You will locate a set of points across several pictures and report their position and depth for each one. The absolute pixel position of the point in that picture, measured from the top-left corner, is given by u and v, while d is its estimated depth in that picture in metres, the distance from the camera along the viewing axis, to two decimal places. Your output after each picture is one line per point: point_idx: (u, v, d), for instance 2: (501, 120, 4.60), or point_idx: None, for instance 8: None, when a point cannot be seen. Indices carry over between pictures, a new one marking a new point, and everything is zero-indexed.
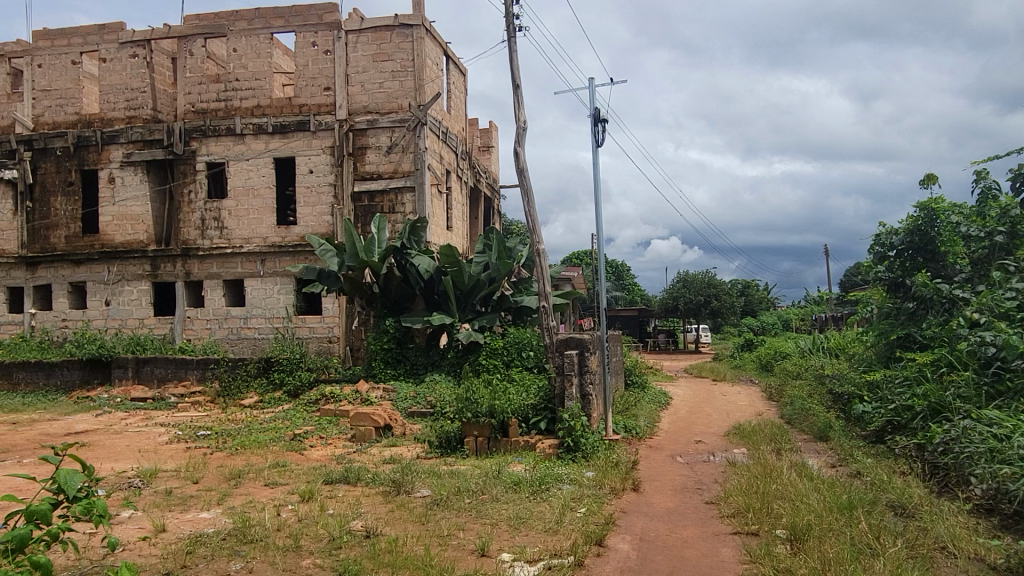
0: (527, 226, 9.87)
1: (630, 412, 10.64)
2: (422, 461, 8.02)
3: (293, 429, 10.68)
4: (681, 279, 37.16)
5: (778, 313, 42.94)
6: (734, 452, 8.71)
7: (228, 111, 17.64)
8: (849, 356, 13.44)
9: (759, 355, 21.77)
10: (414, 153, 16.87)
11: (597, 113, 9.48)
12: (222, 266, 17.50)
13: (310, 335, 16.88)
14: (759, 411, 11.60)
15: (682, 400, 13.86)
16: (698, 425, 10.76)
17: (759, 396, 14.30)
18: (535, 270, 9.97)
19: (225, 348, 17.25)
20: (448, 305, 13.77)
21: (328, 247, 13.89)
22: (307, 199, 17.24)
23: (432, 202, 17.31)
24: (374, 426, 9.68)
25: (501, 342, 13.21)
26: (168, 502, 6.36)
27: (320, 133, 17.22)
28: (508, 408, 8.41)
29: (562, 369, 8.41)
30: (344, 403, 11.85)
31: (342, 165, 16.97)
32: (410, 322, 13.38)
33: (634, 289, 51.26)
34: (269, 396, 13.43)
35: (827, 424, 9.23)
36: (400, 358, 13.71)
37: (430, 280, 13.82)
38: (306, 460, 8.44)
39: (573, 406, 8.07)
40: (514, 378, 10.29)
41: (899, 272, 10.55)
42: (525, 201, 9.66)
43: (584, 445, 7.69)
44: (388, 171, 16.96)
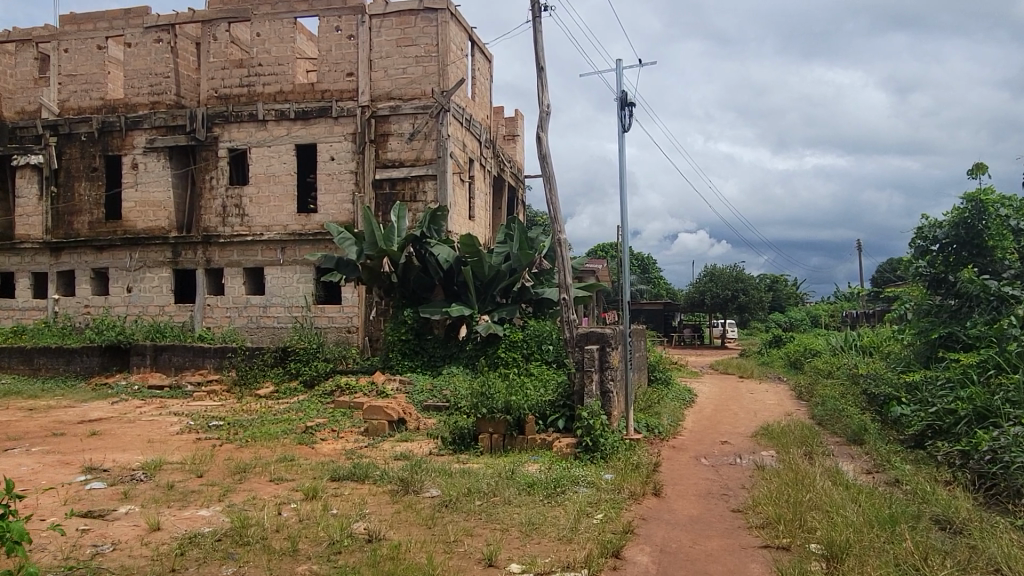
0: (548, 215, 9.50)
1: (653, 410, 10.24)
2: (434, 458, 7.72)
3: (306, 421, 10.47)
4: (708, 273, 36.51)
5: (807, 309, 42.05)
6: (762, 454, 8.27)
7: (250, 96, 17.47)
8: (884, 355, 12.88)
9: (788, 352, 21.17)
10: (436, 140, 16.53)
11: (624, 96, 9.06)
12: (242, 254, 17.36)
13: (329, 325, 16.69)
14: (788, 411, 11.12)
15: (707, 397, 13.39)
16: (724, 425, 10.32)
17: (788, 395, 13.79)
18: (557, 261, 9.56)
19: (244, 337, 17.13)
20: (468, 296, 13.43)
21: (347, 235, 13.67)
22: (328, 187, 17.00)
23: (454, 190, 16.97)
24: (387, 419, 9.41)
25: (521, 334, 12.75)
26: (168, 497, 6.12)
27: (342, 120, 16.96)
28: (525, 404, 8.08)
29: (581, 364, 8.04)
30: (359, 395, 11.60)
31: (364, 152, 16.71)
32: (428, 313, 13.10)
33: (661, 283, 50.57)
34: (285, 387, 13.25)
35: (862, 427, 8.74)
36: (418, 350, 13.47)
37: (449, 270, 13.50)
38: (316, 454, 8.18)
39: (593, 403, 7.70)
40: (532, 372, 9.95)
41: (941, 267, 10.01)
42: (547, 188, 9.26)
43: (603, 445, 7.32)
44: (410, 159, 16.66)
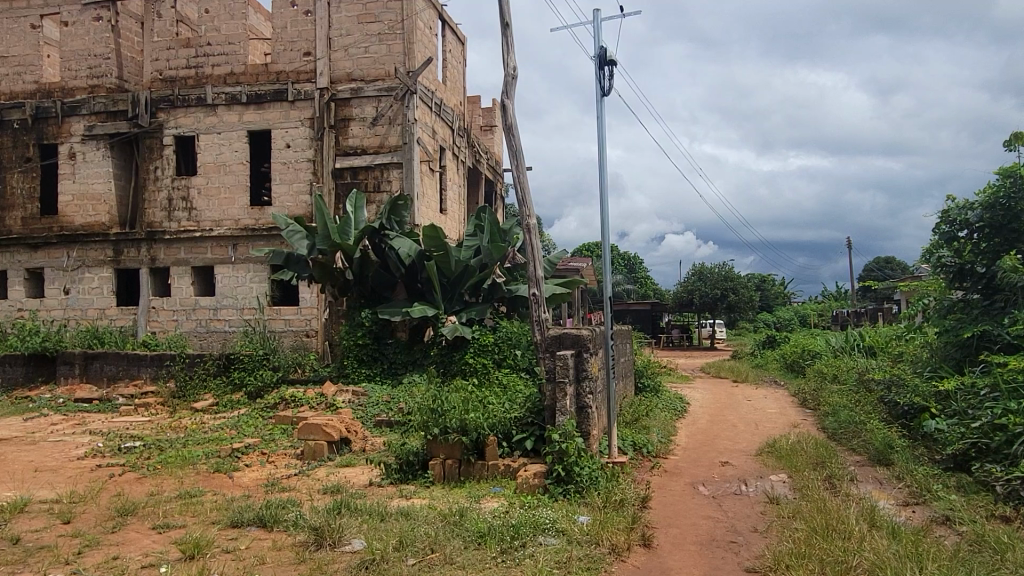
0: (517, 196, 8.04)
1: (641, 424, 8.83)
2: (372, 494, 6.28)
3: (238, 440, 8.98)
4: (696, 272, 35.26)
5: (797, 308, 40.92)
6: (772, 480, 6.87)
7: (198, 79, 15.92)
8: (899, 357, 11.56)
9: (783, 354, 19.87)
10: (401, 125, 15.07)
11: (603, 54, 7.66)
12: (190, 252, 15.80)
13: (286, 328, 15.16)
14: (795, 423, 9.77)
15: (701, 406, 12.03)
16: (723, 440, 8.94)
17: (789, 402, 12.46)
18: (526, 252, 7.99)
19: (192, 343, 15.56)
20: (432, 295, 11.99)
21: (296, 227, 12.20)
22: (283, 177, 15.47)
23: (422, 180, 15.48)
24: (327, 440, 7.94)
25: (491, 336, 11.41)
26: (1, 558, 4.62)
27: (298, 103, 15.43)
28: (484, 424, 6.63)
29: (552, 375, 6.60)
30: (304, 409, 10.11)
31: (322, 139, 15.21)
32: (388, 314, 11.62)
33: (647, 283, 49.27)
34: (226, 399, 11.74)
35: (888, 445, 7.37)
36: (377, 356, 11.96)
37: (412, 266, 12.07)
38: (232, 487, 6.71)
39: (566, 422, 6.28)
40: (498, 382, 8.52)
41: (969, 256, 8.71)
42: (514, 164, 7.83)
43: (579, 476, 5.89)
44: (373, 146, 15.17)
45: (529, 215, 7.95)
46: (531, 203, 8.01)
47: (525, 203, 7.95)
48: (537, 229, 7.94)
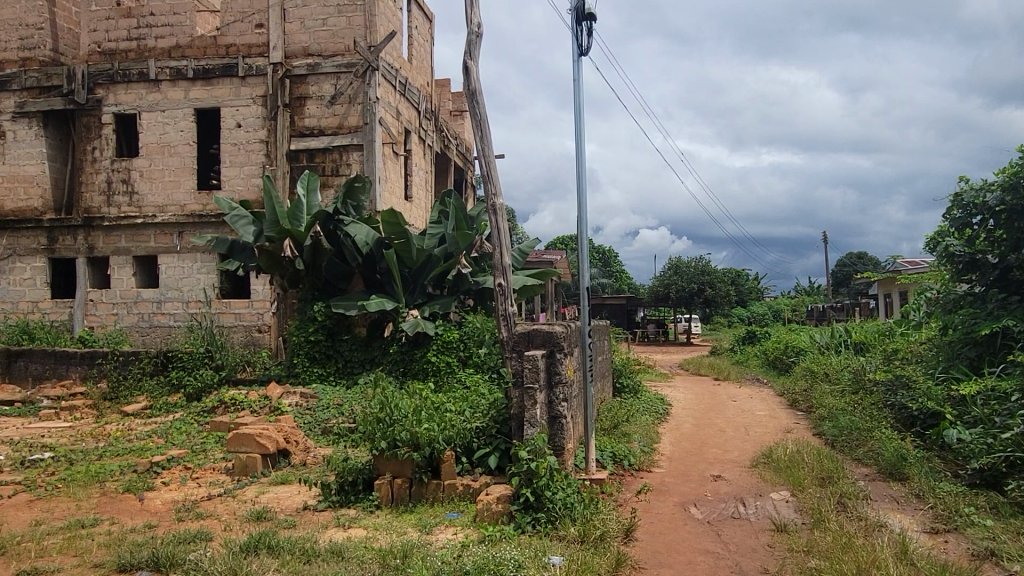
0: (481, 173, 7.02)
1: (621, 431, 7.91)
2: (305, 523, 5.25)
3: (164, 449, 7.88)
4: (672, 266, 34.55)
5: (772, 304, 40.51)
6: (774, 501, 5.96)
7: (141, 52, 14.63)
8: (896, 356, 10.79)
9: (764, 351, 19.15)
10: (362, 104, 13.96)
11: (579, 8, 6.68)
12: (132, 240, 14.52)
13: (236, 323, 13.98)
14: (788, 428, 8.93)
15: (683, 407, 11.17)
16: (712, 449, 8.05)
17: (777, 403, 11.65)
18: (491, 235, 6.96)
19: (133, 339, 14.31)
20: (392, 287, 10.92)
21: (242, 212, 11.06)
22: (234, 159, 14.26)
23: (384, 163, 14.36)
24: (262, 453, 6.86)
25: (457, 332, 10.43)
26: None
27: (250, 80, 14.23)
28: (439, 437, 5.60)
29: (520, 380, 5.58)
30: (244, 413, 9.01)
31: (276, 118, 14.02)
32: (343, 308, 10.53)
33: (622, 277, 48.58)
34: (161, 401, 10.58)
35: (902, 458, 6.55)
36: (331, 354, 10.86)
37: (370, 256, 11.00)
38: (138, 513, 5.62)
39: (537, 436, 5.30)
40: (460, 386, 7.52)
41: (980, 245, 8.01)
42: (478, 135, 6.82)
43: (552, 503, 4.91)
44: (331, 126, 14.02)
45: (496, 193, 6.92)
46: (498, 180, 7.00)
47: (492, 180, 6.94)
48: (505, 210, 6.92)
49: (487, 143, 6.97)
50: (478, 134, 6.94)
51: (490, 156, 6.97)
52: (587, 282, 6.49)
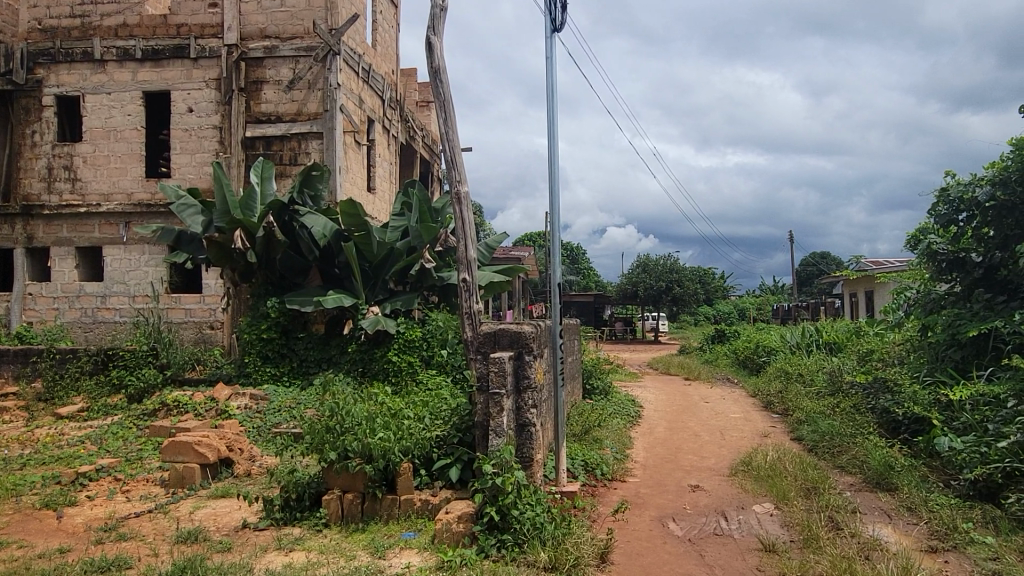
0: (445, 159, 6.48)
1: (592, 437, 7.47)
2: (241, 545, 4.67)
3: (95, 458, 7.20)
4: (640, 264, 34.34)
5: (738, 303, 40.63)
6: (757, 514, 5.54)
7: (85, 30, 13.74)
8: (871, 358, 10.52)
9: (733, 350, 18.94)
10: (322, 90, 13.30)
11: None
12: (74, 230, 13.66)
13: (186, 319, 13.23)
14: (764, 433, 8.59)
15: (655, 409, 10.79)
16: (687, 455, 7.66)
17: (750, 405, 11.34)
18: (455, 226, 6.42)
19: (75, 336, 13.45)
20: (352, 282, 10.30)
21: (190, 200, 10.35)
22: (185, 145, 13.48)
23: (345, 153, 13.72)
24: (200, 463, 6.25)
25: (419, 330, 9.88)
26: None
27: (203, 62, 13.47)
28: (395, 448, 5.05)
29: (485, 384, 5.06)
30: (187, 417, 8.35)
31: (230, 103, 13.28)
32: (298, 304, 9.90)
33: (589, 275, 48.32)
34: (99, 403, 9.84)
35: (889, 467, 6.20)
36: (285, 353, 10.21)
37: (327, 249, 10.36)
38: (51, 535, 4.98)
39: (503, 447, 4.78)
40: (420, 390, 6.98)
41: (963, 244, 7.74)
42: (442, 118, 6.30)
43: (519, 523, 4.41)
44: (290, 113, 13.33)
45: (460, 181, 6.39)
46: (464, 166, 6.47)
47: (457, 167, 6.40)
48: (470, 199, 6.39)
49: (451, 126, 6.44)
50: (442, 116, 6.41)
51: (454, 142, 6.45)
52: (558, 278, 6.00)
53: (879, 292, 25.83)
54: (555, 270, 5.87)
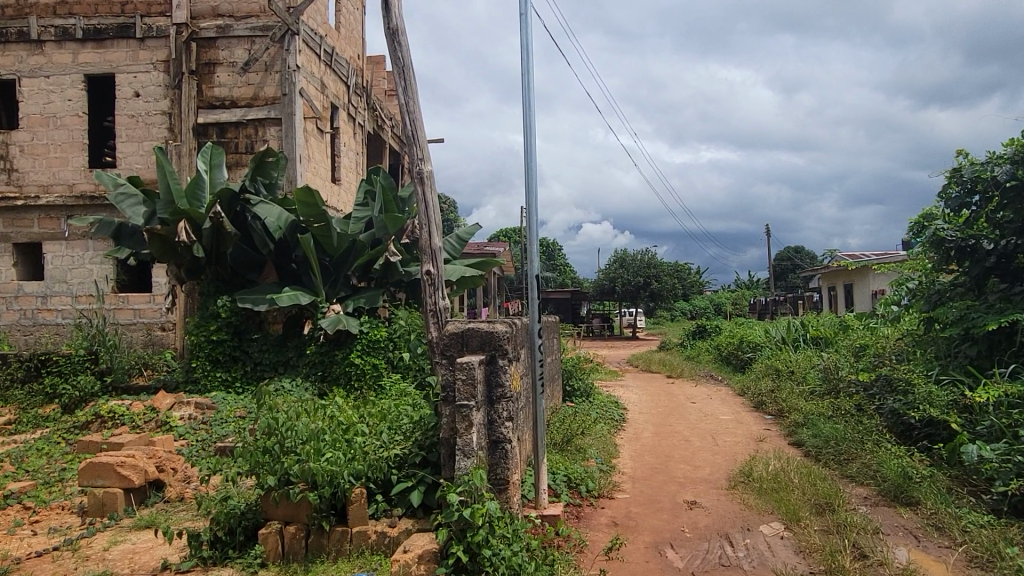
0: (405, 135, 5.67)
1: (575, 446, 6.74)
2: None
3: (8, 480, 6.27)
4: (618, 259, 33.75)
5: (715, 297, 40.25)
6: (766, 537, 4.84)
7: (20, 8, 12.67)
8: (867, 354, 9.91)
9: (715, 346, 18.36)
10: (280, 73, 12.41)
11: None
12: (12, 225, 12.61)
13: (135, 320, 12.25)
14: (761, 438, 7.92)
15: (640, 411, 10.10)
16: (680, 464, 6.96)
17: (739, 405, 10.71)
18: (418, 211, 5.63)
19: (13, 340, 12.33)
20: (310, 278, 9.42)
21: (130, 190, 9.42)
22: (131, 132, 12.48)
23: (307, 140, 12.84)
24: (124, 488, 5.38)
25: (385, 330, 9.06)
26: None
27: (150, 43, 12.49)
28: (345, 471, 4.23)
29: (451, 394, 4.28)
30: (122, 430, 7.44)
31: (179, 86, 12.32)
32: (251, 303, 9.01)
33: (566, 271, 47.64)
34: (29, 415, 8.89)
35: (908, 477, 5.54)
36: (237, 356, 9.32)
37: (283, 241, 9.48)
38: None
39: (474, 469, 4.00)
40: (382, 398, 6.19)
41: (972, 231, 7.18)
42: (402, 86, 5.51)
43: (492, 565, 3.65)
44: (245, 97, 12.42)
45: (423, 159, 5.60)
46: (427, 141, 5.70)
47: (420, 142, 5.62)
48: (434, 179, 5.60)
49: (412, 97, 5.65)
50: (402, 84, 5.61)
51: (416, 113, 5.66)
52: (535, 269, 5.24)
53: (860, 288, 25.41)
54: (532, 259, 5.11)
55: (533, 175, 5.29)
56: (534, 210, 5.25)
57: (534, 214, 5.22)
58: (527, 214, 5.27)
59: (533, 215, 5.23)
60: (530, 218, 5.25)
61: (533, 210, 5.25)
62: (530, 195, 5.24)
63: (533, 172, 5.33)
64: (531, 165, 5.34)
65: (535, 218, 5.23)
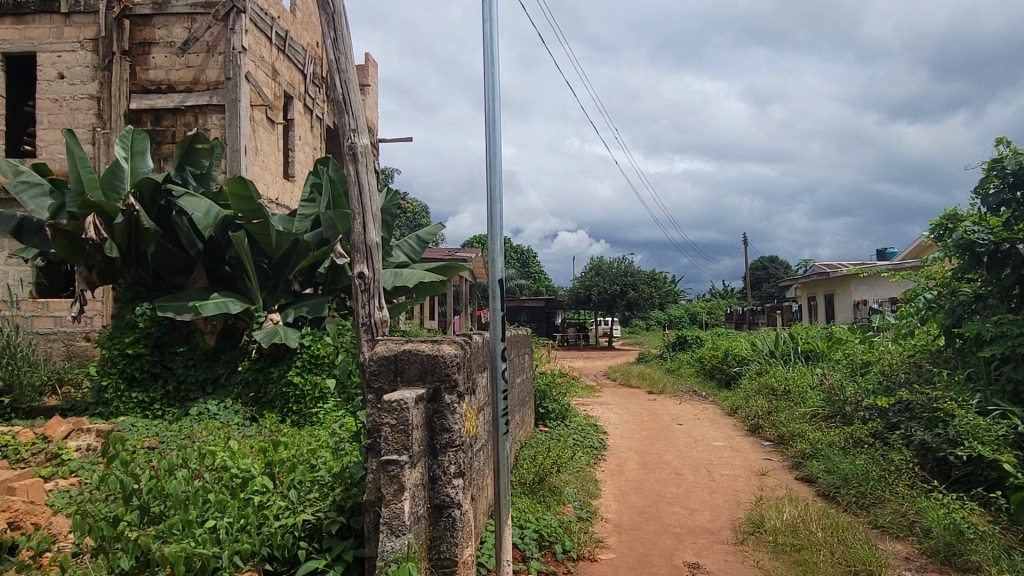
0: (336, 101, 4.53)
1: (549, 488, 5.59)
2: None
3: None
4: (594, 267, 32.85)
5: (692, 307, 39.54)
6: None
7: None
8: (872, 373, 8.94)
9: (697, 358, 17.40)
10: (224, 55, 11.16)
11: None
12: None
13: (54, 330, 10.77)
14: (763, 472, 6.87)
15: (622, 434, 9.01)
16: (674, 506, 5.86)
17: (731, 427, 9.67)
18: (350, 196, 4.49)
19: None
20: (245, 283, 8.17)
21: (33, 178, 8.10)
22: (53, 118, 11.10)
23: (255, 130, 11.58)
24: None
25: (329, 342, 7.83)
26: None
27: (77, 19, 11.16)
28: (227, 553, 3.01)
29: (376, 444, 3.06)
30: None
31: (109, 67, 11.00)
32: (173, 312, 7.72)
33: (540, 280, 46.71)
34: None
35: (960, 532, 4.50)
36: (158, 373, 8.00)
37: (213, 240, 8.19)
38: None
39: (407, 553, 2.81)
40: (321, 431, 4.98)
41: (1006, 235, 6.40)
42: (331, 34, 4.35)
43: None
44: (183, 81, 11.14)
45: (357, 131, 4.45)
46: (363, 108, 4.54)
47: (353, 110, 4.47)
48: (371, 158, 4.46)
49: (343, 52, 4.49)
50: (331, 36, 4.46)
51: (348, 73, 4.51)
52: (499, 273, 4.02)
53: (841, 298, 24.63)
54: (495, 260, 3.93)
55: (494, 153, 4.13)
56: (495, 196, 4.08)
57: (495, 203, 4.06)
58: (487, 201, 4.09)
59: (494, 202, 4.06)
60: (489, 207, 4.07)
61: (494, 197, 4.08)
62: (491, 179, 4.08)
63: (495, 148, 4.17)
64: (492, 141, 4.17)
65: (496, 207, 4.07)
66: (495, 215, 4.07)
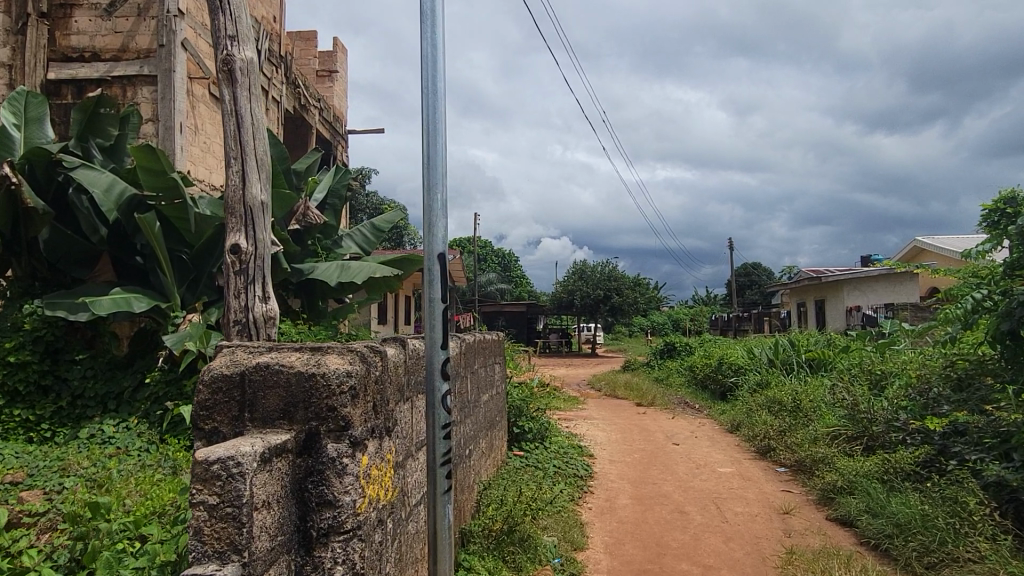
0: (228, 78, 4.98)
1: (523, 543, 4.25)
2: None
3: None
4: (576, 271, 31.59)
5: (676, 313, 38.41)
6: None
7: None
8: (900, 387, 7.71)
9: (688, 367, 16.14)
10: (156, 18, 9.67)
11: None
12: None
13: None
14: (787, 510, 5.59)
15: (610, 458, 7.71)
16: (684, 561, 4.57)
17: (735, 449, 8.39)
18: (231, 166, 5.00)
19: None
20: (159, 277, 6.77)
21: None
22: None
23: (196, 108, 10.08)
24: None
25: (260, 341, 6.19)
26: None
27: None
28: None
29: None
30: None
31: (23, 31, 9.48)
32: (64, 310, 6.28)
33: (521, 286, 45.36)
34: None
35: None
36: (49, 386, 6.53)
37: (120, 225, 6.78)
38: None
39: None
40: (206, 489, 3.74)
41: None
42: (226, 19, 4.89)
43: None
44: (111, 48, 9.69)
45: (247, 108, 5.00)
46: (249, 39, 5.05)
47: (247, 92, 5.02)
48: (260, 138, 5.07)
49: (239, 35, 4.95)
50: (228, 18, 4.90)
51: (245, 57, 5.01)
52: (440, 244, 2.45)
53: (833, 303, 23.53)
54: (433, 222, 2.38)
55: (433, 47, 2.47)
56: (434, 120, 2.44)
57: (435, 130, 2.42)
58: (423, 125, 2.46)
59: (433, 130, 2.43)
60: (425, 135, 2.43)
61: (433, 119, 2.44)
62: (428, 90, 2.41)
63: (435, 41, 2.51)
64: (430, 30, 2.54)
65: (436, 136, 2.43)
66: (436, 150, 2.44)
